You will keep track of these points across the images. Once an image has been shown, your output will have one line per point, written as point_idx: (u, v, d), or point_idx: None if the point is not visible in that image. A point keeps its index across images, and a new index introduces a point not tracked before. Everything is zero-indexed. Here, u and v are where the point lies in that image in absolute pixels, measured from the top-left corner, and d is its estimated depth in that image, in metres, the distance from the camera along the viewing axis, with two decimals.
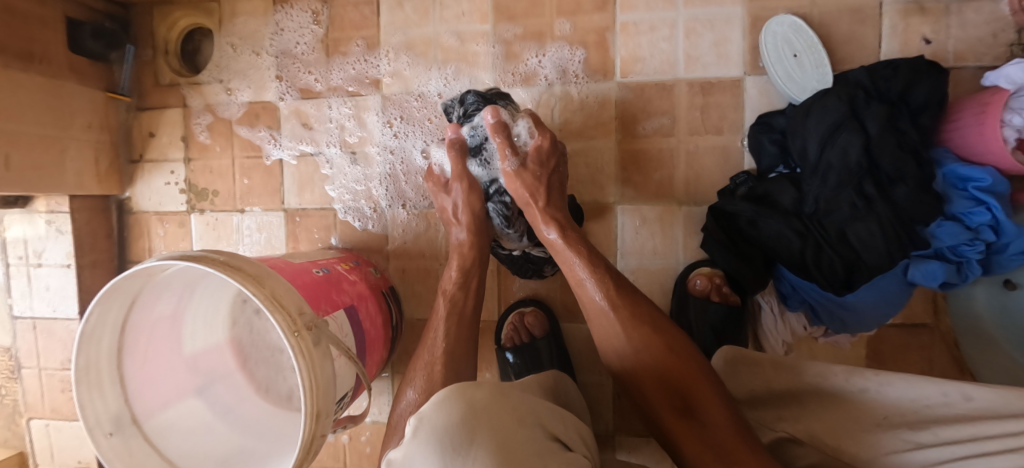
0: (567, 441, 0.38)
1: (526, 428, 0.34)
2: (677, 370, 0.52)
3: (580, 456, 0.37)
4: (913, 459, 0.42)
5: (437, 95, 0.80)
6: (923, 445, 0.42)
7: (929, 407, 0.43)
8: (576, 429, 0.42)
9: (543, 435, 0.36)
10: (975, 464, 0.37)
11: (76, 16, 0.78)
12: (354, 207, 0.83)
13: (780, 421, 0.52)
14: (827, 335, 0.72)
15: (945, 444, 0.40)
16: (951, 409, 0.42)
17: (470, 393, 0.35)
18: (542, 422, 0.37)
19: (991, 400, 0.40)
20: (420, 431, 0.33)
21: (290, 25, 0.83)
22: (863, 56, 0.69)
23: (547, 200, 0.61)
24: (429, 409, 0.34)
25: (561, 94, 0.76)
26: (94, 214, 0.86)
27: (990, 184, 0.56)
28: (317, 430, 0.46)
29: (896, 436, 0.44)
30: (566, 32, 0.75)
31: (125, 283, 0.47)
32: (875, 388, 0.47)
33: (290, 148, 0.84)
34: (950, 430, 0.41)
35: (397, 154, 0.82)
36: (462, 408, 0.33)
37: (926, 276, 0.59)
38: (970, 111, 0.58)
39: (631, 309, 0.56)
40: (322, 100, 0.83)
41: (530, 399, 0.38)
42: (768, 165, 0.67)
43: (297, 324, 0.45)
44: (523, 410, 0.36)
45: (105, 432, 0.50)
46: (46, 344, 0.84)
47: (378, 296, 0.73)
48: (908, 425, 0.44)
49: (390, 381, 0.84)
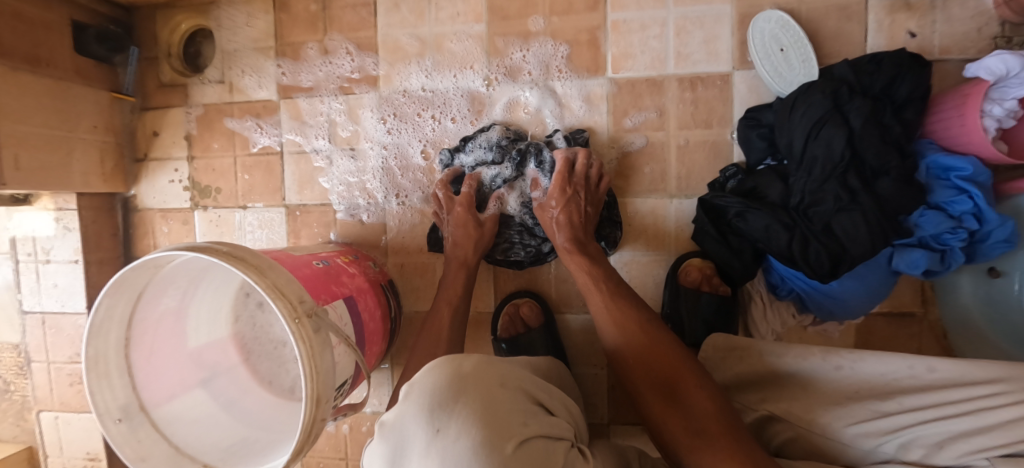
0: (552, 406, 0.41)
1: (510, 391, 0.36)
2: (668, 365, 0.55)
3: (562, 421, 0.39)
4: (878, 426, 0.44)
5: (419, 89, 0.82)
6: (891, 413, 0.44)
7: (896, 379, 0.48)
8: (564, 401, 0.44)
9: (525, 398, 0.37)
10: (936, 427, 0.41)
11: (81, 19, 0.81)
12: (348, 198, 0.85)
13: (762, 401, 0.53)
14: (816, 324, 0.74)
15: (909, 412, 0.43)
16: (916, 380, 0.47)
17: (458, 362, 0.37)
18: (528, 389, 0.39)
19: (952, 371, 0.45)
20: (409, 395, 0.35)
21: (236, 23, 0.87)
22: (849, 51, 0.70)
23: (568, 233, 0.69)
24: (420, 376, 0.36)
25: (547, 88, 0.78)
26: (100, 212, 0.88)
27: (971, 173, 0.58)
28: (317, 414, 0.48)
29: (865, 406, 0.46)
30: (539, 27, 0.77)
31: (132, 275, 0.49)
32: (849, 365, 0.50)
33: (273, 135, 0.87)
34: (914, 398, 0.43)
35: (390, 149, 0.84)
36: (450, 373, 0.35)
37: (910, 265, 0.60)
38: (951, 103, 0.60)
39: (624, 311, 0.61)
40: (314, 94, 0.85)
41: (516, 369, 0.41)
42: (757, 159, 0.69)
43: (298, 312, 0.47)
44: (509, 378, 0.38)
45: (114, 418, 0.52)
46: (54, 339, 0.86)
47: (377, 289, 0.75)
48: (877, 397, 0.46)
49: (389, 373, 0.86)
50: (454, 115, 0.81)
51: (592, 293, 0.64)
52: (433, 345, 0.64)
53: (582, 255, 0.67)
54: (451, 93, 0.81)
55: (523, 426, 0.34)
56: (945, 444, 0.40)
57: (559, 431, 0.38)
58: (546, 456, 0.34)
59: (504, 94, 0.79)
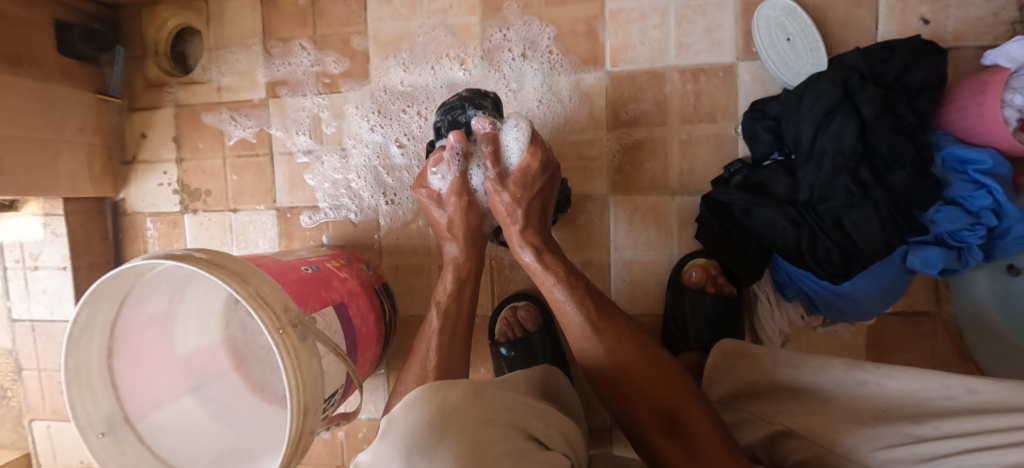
0: (546, 440, 0.38)
1: (498, 430, 0.34)
2: (670, 393, 0.51)
3: (559, 456, 0.37)
4: (911, 452, 0.39)
5: (399, 82, 0.79)
6: (924, 438, 0.39)
7: (931, 400, 0.42)
8: (559, 427, 0.41)
9: (515, 435, 0.35)
10: (977, 458, 0.35)
11: (64, 18, 0.78)
12: (333, 196, 0.83)
13: (777, 414, 0.51)
14: (826, 325, 0.71)
15: (944, 438, 0.38)
16: (954, 402, 0.41)
17: (443, 393, 0.35)
18: (519, 423, 0.36)
19: (995, 393, 0.39)
20: (389, 434, 0.33)
21: (227, 19, 0.84)
22: (859, 38, 0.67)
23: (528, 224, 0.62)
24: (401, 411, 0.34)
25: (530, 75, 0.75)
26: (89, 217, 0.86)
27: (990, 166, 0.55)
28: (304, 426, 0.46)
29: (895, 430, 0.41)
30: (515, 14, 0.75)
31: (112, 283, 0.47)
32: (875, 381, 0.46)
33: (248, 127, 0.85)
34: (952, 423, 0.38)
35: (373, 147, 0.81)
36: (433, 409, 0.33)
37: (925, 263, 0.58)
38: (969, 92, 0.57)
39: (609, 326, 0.56)
40: (297, 87, 0.82)
41: (507, 398, 0.38)
42: (763, 152, 0.66)
43: (283, 322, 0.45)
44: (499, 413, 0.35)
45: (97, 432, 0.50)
46: (45, 346, 0.85)
47: (370, 293, 0.72)
48: (908, 419, 0.42)
49: (386, 378, 0.84)
50: None
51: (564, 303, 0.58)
52: (424, 355, 0.60)
53: (555, 260, 0.61)
54: (432, 87, 0.79)
55: None
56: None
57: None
58: None
59: (485, 82, 0.77)
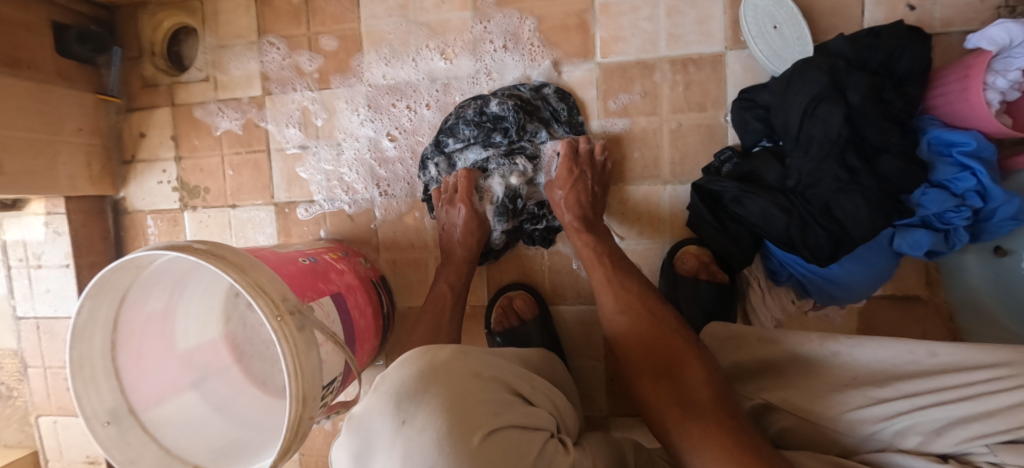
0: (532, 398, 0.39)
1: (485, 382, 0.35)
2: (665, 343, 0.53)
3: (542, 412, 0.38)
4: (874, 413, 0.42)
5: (382, 77, 0.81)
6: (886, 399, 0.42)
7: (896, 365, 0.46)
8: (548, 393, 0.43)
9: (500, 388, 0.36)
10: (935, 413, 0.39)
11: (61, 20, 0.79)
12: (327, 188, 0.84)
13: (760, 390, 0.51)
14: (817, 309, 0.72)
15: (907, 397, 0.41)
16: (915, 366, 0.45)
17: (433, 353, 0.36)
18: (505, 379, 0.38)
19: (956, 355, 0.43)
20: (380, 388, 0.34)
21: (223, 19, 0.85)
22: (847, 26, 0.68)
23: (572, 207, 0.68)
24: (393, 369, 0.36)
25: (514, 66, 0.76)
26: (90, 216, 0.87)
27: (975, 148, 0.55)
28: (304, 413, 0.47)
29: (860, 393, 0.44)
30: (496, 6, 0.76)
31: (112, 276, 0.48)
32: (847, 351, 0.48)
33: (235, 118, 0.86)
34: (912, 384, 0.42)
35: (363, 141, 0.82)
36: (423, 364, 0.35)
37: (913, 246, 0.58)
38: (954, 75, 0.57)
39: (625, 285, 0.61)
40: (289, 83, 0.84)
41: (491, 358, 0.39)
42: (754, 141, 0.67)
43: (281, 309, 0.46)
44: (485, 369, 0.37)
45: (102, 422, 0.51)
46: (50, 344, 0.86)
47: (368, 286, 0.73)
48: (873, 384, 0.45)
49: (385, 370, 0.86)
50: (427, 101, 0.80)
51: (594, 268, 0.65)
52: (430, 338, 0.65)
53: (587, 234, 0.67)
54: (416, 79, 0.80)
55: (494, 415, 0.33)
56: (945, 431, 0.39)
57: (535, 421, 0.36)
58: (516, 449, 0.32)
59: (469, 73, 0.78)
